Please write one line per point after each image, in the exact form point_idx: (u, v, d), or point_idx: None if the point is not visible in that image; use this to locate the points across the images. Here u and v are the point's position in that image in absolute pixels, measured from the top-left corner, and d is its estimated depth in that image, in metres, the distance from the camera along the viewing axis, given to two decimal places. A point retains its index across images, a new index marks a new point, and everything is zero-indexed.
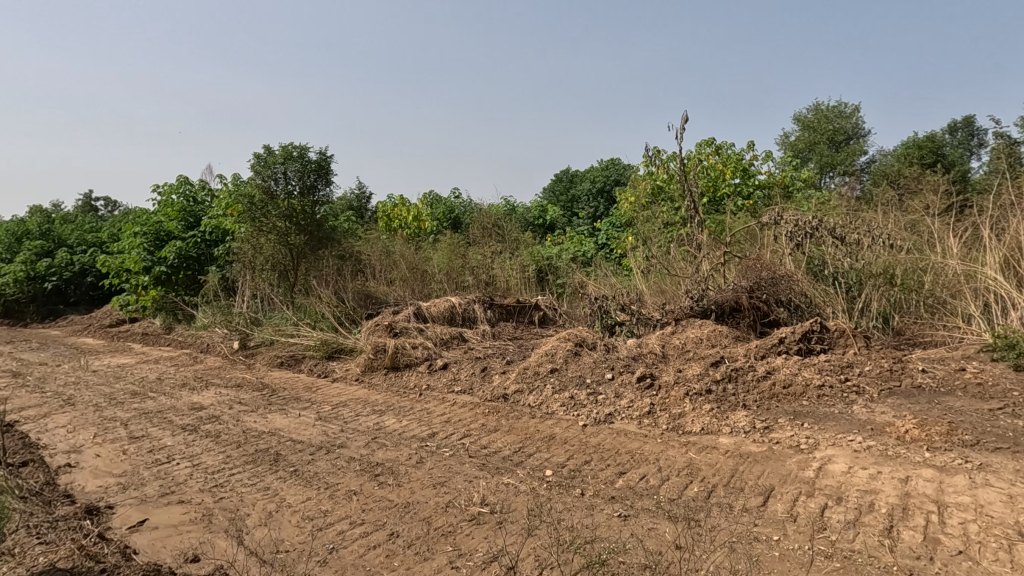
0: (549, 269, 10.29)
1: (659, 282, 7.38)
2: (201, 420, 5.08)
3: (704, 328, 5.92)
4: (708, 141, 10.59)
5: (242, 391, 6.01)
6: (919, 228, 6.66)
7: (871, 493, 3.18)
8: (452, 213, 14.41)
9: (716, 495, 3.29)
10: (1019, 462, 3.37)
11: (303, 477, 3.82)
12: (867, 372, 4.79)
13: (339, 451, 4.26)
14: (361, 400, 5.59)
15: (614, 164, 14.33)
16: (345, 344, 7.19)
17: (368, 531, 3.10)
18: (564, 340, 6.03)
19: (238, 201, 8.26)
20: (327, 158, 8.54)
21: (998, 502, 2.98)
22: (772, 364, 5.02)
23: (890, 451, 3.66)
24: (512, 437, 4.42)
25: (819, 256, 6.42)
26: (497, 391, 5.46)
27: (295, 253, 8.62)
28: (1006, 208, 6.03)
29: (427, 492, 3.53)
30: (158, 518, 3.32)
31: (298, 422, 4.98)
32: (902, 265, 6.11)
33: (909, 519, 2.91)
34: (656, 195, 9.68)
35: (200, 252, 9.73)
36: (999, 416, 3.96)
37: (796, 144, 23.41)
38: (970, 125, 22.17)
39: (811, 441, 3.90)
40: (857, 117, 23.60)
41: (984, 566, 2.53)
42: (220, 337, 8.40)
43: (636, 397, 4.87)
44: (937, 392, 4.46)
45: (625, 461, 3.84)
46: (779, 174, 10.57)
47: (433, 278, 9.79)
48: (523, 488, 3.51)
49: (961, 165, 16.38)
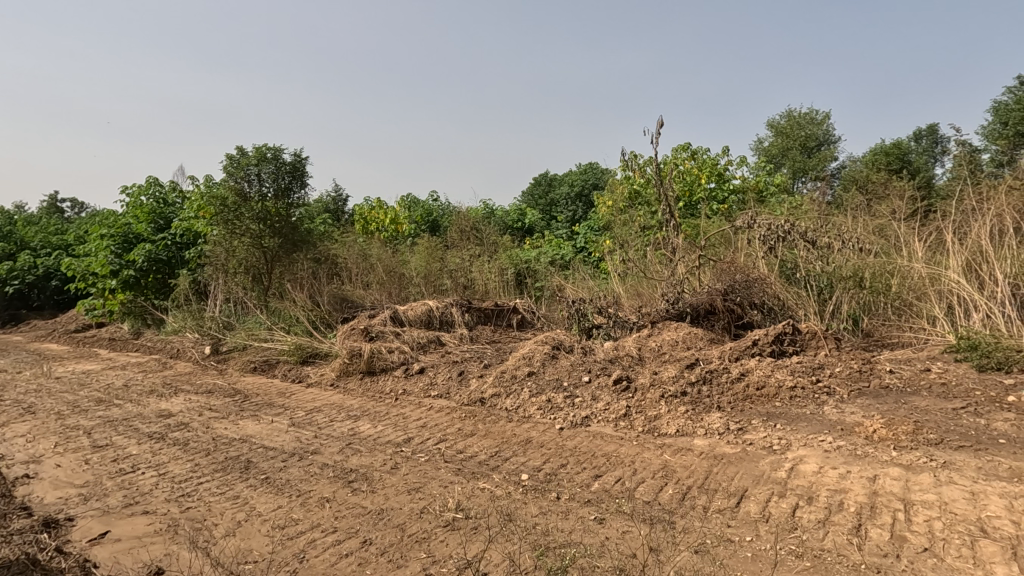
0: (528, 272, 10.26)
1: (636, 285, 7.45)
2: (169, 428, 4.94)
3: (680, 330, 5.99)
4: (684, 146, 10.76)
5: (213, 397, 5.86)
6: (886, 232, 6.83)
7: (840, 493, 3.24)
8: (430, 217, 14.41)
9: (690, 497, 3.31)
10: (981, 460, 3.46)
11: (274, 485, 3.73)
12: (838, 373, 4.90)
13: (313, 457, 4.19)
14: (337, 405, 5.50)
15: (592, 167, 14.44)
16: (320, 348, 7.06)
17: (340, 539, 3.04)
18: (542, 344, 6.04)
19: (210, 203, 8.07)
20: (302, 159, 8.43)
21: (962, 500, 3.05)
22: (746, 366, 5.09)
23: (859, 450, 3.73)
24: (489, 441, 4.39)
25: (791, 259, 6.53)
26: (474, 394, 5.43)
27: (269, 256, 8.45)
28: (968, 213, 6.22)
29: (401, 498, 3.48)
30: (120, 530, 3.21)
31: (270, 429, 4.88)
32: (871, 268, 6.20)
33: (876, 517, 2.96)
34: (633, 199, 9.81)
35: (170, 255, 9.51)
36: (963, 416, 4.06)
37: (770, 150, 23.95)
38: (934, 133, 23.08)
39: (783, 441, 3.96)
40: (828, 124, 24.30)
41: (948, 562, 2.58)
42: (191, 342, 8.19)
43: (612, 399, 4.89)
44: (904, 392, 4.57)
45: (601, 463, 3.85)
46: (753, 179, 10.76)
47: (411, 281, 9.80)
48: (498, 493, 3.49)
49: (925, 172, 17.05)
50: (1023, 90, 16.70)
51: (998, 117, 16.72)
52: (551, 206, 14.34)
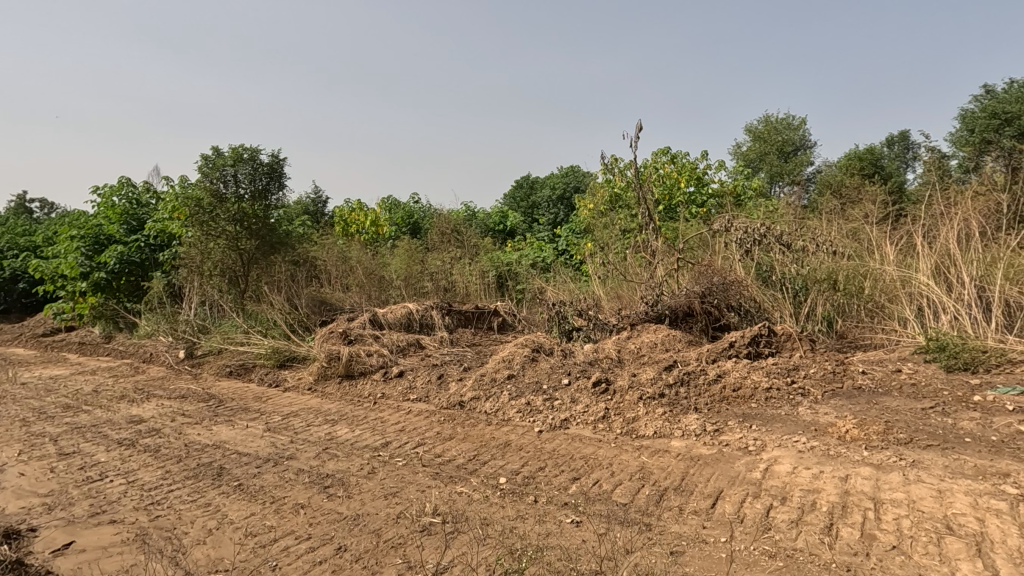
0: (509, 274, 10.26)
1: (616, 288, 7.48)
2: (140, 434, 4.82)
3: (659, 333, 6.04)
4: (664, 150, 10.88)
5: (186, 403, 5.73)
6: (859, 236, 6.97)
7: (813, 493, 3.28)
8: (411, 219, 14.34)
9: (666, 499, 3.33)
10: (948, 458, 3.54)
11: (247, 492, 3.66)
12: (812, 374, 4.98)
13: (288, 463, 4.12)
14: (314, 409, 5.43)
15: (573, 170, 14.49)
16: (297, 352, 6.98)
17: (314, 546, 3.00)
18: (522, 346, 6.04)
19: (185, 205, 7.93)
20: (280, 161, 8.33)
21: (929, 498, 3.12)
22: (723, 368, 5.15)
23: (832, 450, 3.79)
24: (468, 445, 4.37)
25: (767, 262, 6.64)
26: (453, 398, 5.39)
27: (246, 258, 8.32)
28: (937, 216, 6.38)
29: (378, 503, 3.44)
30: (86, 540, 3.13)
31: (244, 434, 4.79)
32: (845, 271, 6.34)
33: (847, 516, 3.01)
34: (613, 203, 9.87)
35: (143, 257, 9.31)
36: (931, 415, 4.15)
37: (747, 154, 24.35)
38: (906, 140, 23.76)
39: (759, 442, 4.01)
40: (804, 130, 24.82)
41: (916, 559, 2.64)
42: (165, 346, 8.02)
43: (591, 402, 4.90)
44: (875, 392, 4.67)
45: (579, 466, 3.86)
46: (731, 183, 10.91)
47: (391, 284, 9.72)
48: (476, 497, 3.47)
49: (896, 177, 17.53)
50: (988, 98, 17.29)
51: (965, 124, 17.27)
52: (532, 208, 14.33)
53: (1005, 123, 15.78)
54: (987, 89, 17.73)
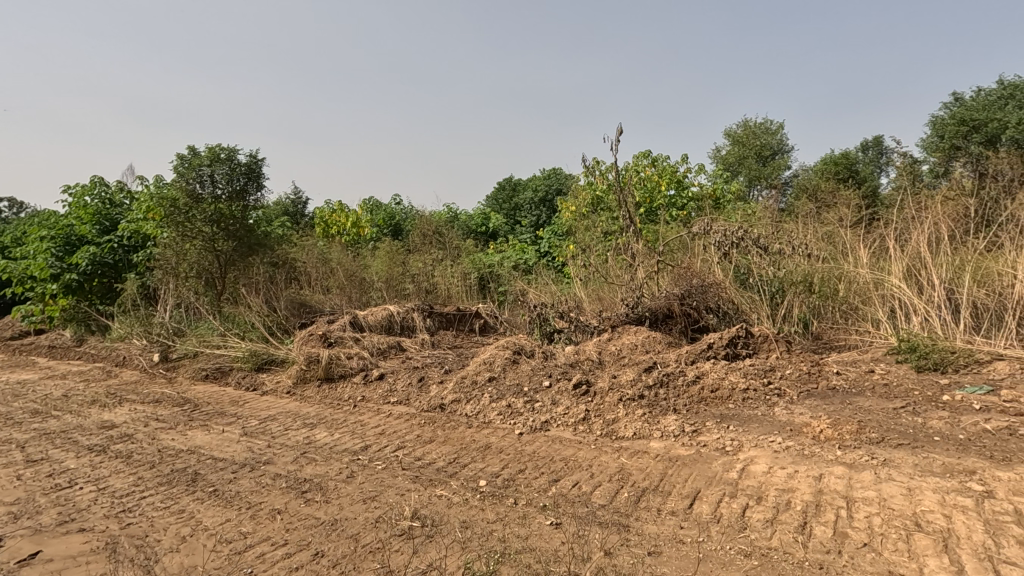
0: (491, 277, 10.24)
1: (597, 290, 7.52)
2: (111, 440, 4.70)
3: (639, 334, 6.09)
4: (645, 153, 10.98)
5: (160, 408, 5.61)
6: (834, 239, 7.10)
7: (788, 492, 3.34)
8: (392, 220, 14.25)
9: (645, 499, 3.36)
10: (918, 456, 3.63)
11: (223, 498, 3.60)
12: (788, 375, 5.07)
13: (264, 468, 4.06)
14: (292, 413, 5.35)
15: (555, 172, 14.51)
16: (276, 355, 6.90)
17: (291, 552, 2.96)
18: (503, 349, 6.03)
19: (159, 205, 7.77)
20: (258, 161, 8.23)
21: (899, 496, 3.19)
22: (701, 369, 5.21)
23: (806, 450, 3.85)
24: (448, 447, 4.35)
25: (745, 264, 6.72)
26: (434, 401, 5.37)
27: (222, 260, 8.20)
28: (908, 220, 6.54)
29: (356, 507, 3.41)
30: (54, 549, 3.04)
31: (220, 439, 4.71)
32: (819, 274, 6.49)
33: (821, 515, 3.07)
34: (595, 205, 9.92)
35: (116, 259, 9.11)
36: (902, 414, 4.25)
37: (727, 158, 24.61)
38: (880, 144, 24.34)
39: (736, 442, 4.06)
40: (782, 135, 25.29)
41: (886, 556, 2.70)
42: (138, 350, 7.82)
43: (572, 403, 4.92)
44: (849, 393, 4.76)
45: (559, 468, 3.86)
46: (711, 186, 11.05)
47: (372, 286, 9.65)
48: (455, 500, 3.46)
49: (871, 182, 17.94)
50: (957, 106, 17.82)
51: (935, 131, 17.75)
52: (514, 210, 14.32)
53: (973, 130, 16.23)
54: (956, 97, 18.25)
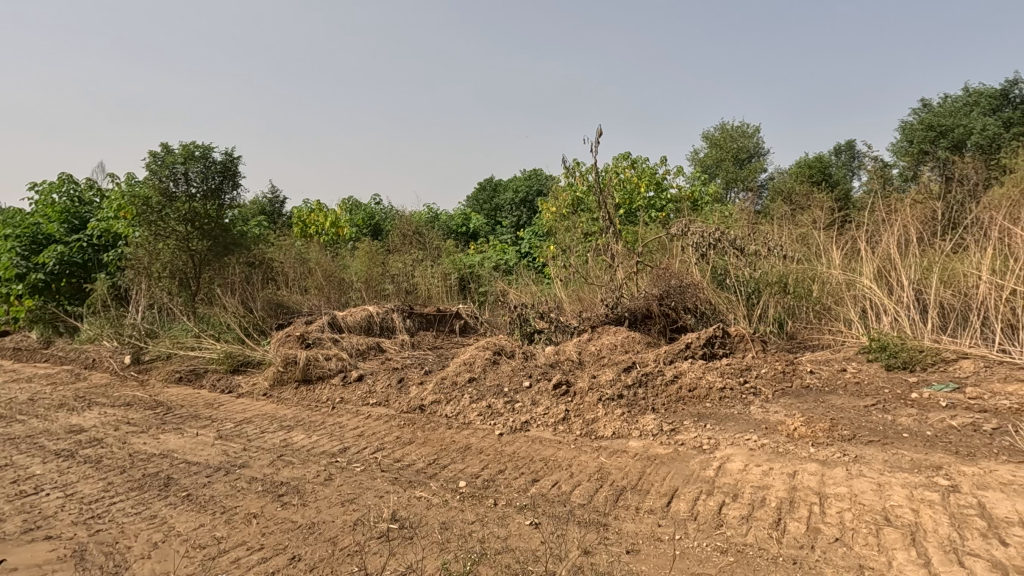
0: (471, 277, 10.22)
1: (578, 291, 7.56)
2: (80, 445, 4.57)
3: (618, 335, 6.14)
4: (625, 155, 11.07)
5: (132, 411, 5.47)
6: (808, 240, 7.25)
7: (763, 489, 3.40)
8: (372, 220, 14.14)
9: (624, 498, 3.38)
10: (888, 453, 3.73)
11: (197, 502, 3.53)
12: (763, 374, 5.16)
13: (240, 471, 3.99)
14: (269, 416, 5.27)
15: (536, 173, 14.53)
16: (252, 357, 6.78)
17: (267, 556, 2.91)
18: (483, 349, 6.03)
19: (131, 203, 7.58)
20: (234, 159, 8.08)
21: (870, 491, 3.27)
22: (679, 368, 5.27)
23: (781, 448, 3.92)
24: (427, 449, 4.33)
25: (722, 265, 6.82)
26: (414, 402, 5.34)
27: (197, 260, 8.03)
28: (878, 222, 6.71)
29: (334, 510, 3.37)
30: (18, 559, 2.95)
31: (194, 442, 4.61)
32: (794, 274, 6.63)
33: (795, 511, 3.13)
34: (575, 206, 9.98)
35: (86, 258, 8.86)
36: (873, 412, 4.36)
37: (705, 161, 24.90)
38: (852, 148, 24.93)
39: (712, 441, 4.12)
40: (758, 138, 25.73)
41: (857, 550, 2.76)
42: (109, 351, 7.61)
43: (552, 403, 4.94)
44: (822, 391, 4.86)
45: (539, 468, 3.87)
46: (689, 188, 11.19)
47: (351, 286, 9.56)
48: (435, 501, 3.45)
49: (843, 185, 18.37)
50: (925, 112, 18.34)
51: (905, 135, 18.24)
52: (495, 211, 14.32)
53: (940, 135, 16.75)
54: (924, 103, 18.79)
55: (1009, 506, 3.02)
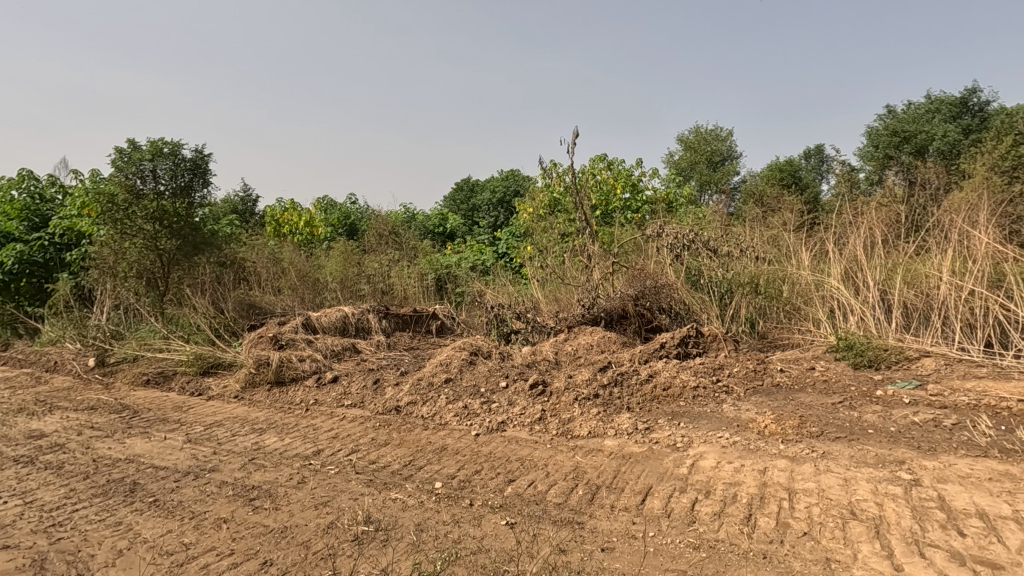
0: (448, 278, 10.18)
1: (554, 291, 7.61)
2: (40, 450, 4.42)
3: (595, 335, 6.19)
4: (601, 156, 11.16)
5: (96, 415, 5.30)
6: (778, 242, 7.41)
7: (734, 485, 3.46)
8: (347, 219, 13.98)
9: (598, 497, 3.41)
10: (854, 449, 3.84)
11: (164, 508, 3.44)
12: (735, 372, 5.25)
13: (210, 475, 3.90)
14: (240, 418, 5.17)
15: (513, 174, 14.55)
16: (223, 359, 6.62)
17: (237, 562, 2.85)
18: (460, 349, 6.02)
19: (96, 201, 7.34)
20: (204, 157, 7.89)
21: (837, 486, 3.36)
22: (654, 368, 5.34)
23: (752, 445, 4.00)
24: (403, 450, 4.30)
25: (696, 266, 6.93)
26: (389, 403, 5.29)
27: (165, 259, 7.82)
28: (846, 225, 6.90)
29: (308, 513, 3.32)
30: None
31: (162, 447, 4.49)
32: (765, 275, 6.78)
33: (765, 506, 3.20)
34: (552, 207, 10.02)
35: (47, 257, 8.56)
36: (839, 409, 4.48)
37: (679, 163, 25.27)
38: (821, 152, 25.57)
39: (685, 439, 4.18)
40: (731, 141, 26.20)
41: (824, 544, 2.84)
42: (71, 354, 7.35)
43: (528, 404, 4.95)
44: (791, 389, 4.98)
45: (515, 468, 3.88)
46: (664, 190, 11.34)
47: (326, 286, 9.43)
48: (410, 503, 3.42)
49: (813, 189, 18.84)
50: (890, 118, 18.93)
51: (871, 140, 18.78)
52: (472, 211, 14.30)
53: (904, 141, 17.27)
54: (889, 109, 19.39)
55: (967, 498, 3.14)
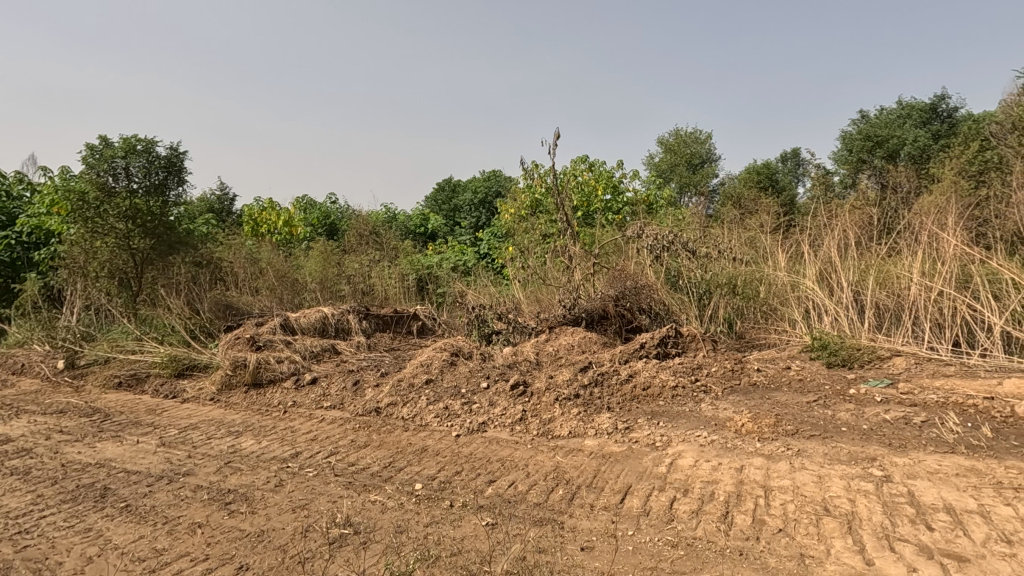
0: (429, 278, 10.13)
1: (536, 292, 7.62)
2: (6, 456, 4.28)
3: (576, 335, 6.21)
4: (583, 158, 11.22)
5: (65, 419, 5.16)
6: (756, 243, 7.53)
7: (712, 484, 3.50)
8: (327, 219, 13.84)
9: (578, 496, 3.43)
10: (828, 446, 3.92)
11: (136, 513, 3.36)
12: (714, 372, 5.32)
13: (184, 479, 3.83)
14: (216, 421, 5.07)
15: (495, 174, 14.55)
16: (198, 360, 6.50)
17: (212, 567, 2.80)
18: (440, 350, 6.00)
19: (66, 199, 7.15)
20: (179, 154, 7.74)
21: (811, 483, 3.43)
22: (634, 368, 5.39)
23: (729, 444, 4.06)
24: (382, 452, 4.26)
25: (675, 267, 7.01)
26: (369, 404, 5.25)
27: (139, 259, 7.65)
28: (821, 227, 7.03)
29: (285, 516, 3.28)
30: None
31: (134, 450, 4.39)
32: (742, 276, 6.89)
33: (741, 504, 3.25)
34: (534, 208, 10.05)
35: (14, 257, 8.31)
36: (814, 407, 4.57)
37: (659, 165, 25.54)
38: (798, 156, 26.06)
39: (664, 438, 4.23)
40: (710, 144, 26.56)
41: (798, 540, 2.89)
42: (40, 356, 7.14)
43: (509, 404, 4.94)
44: (768, 388, 5.06)
45: (495, 469, 3.87)
46: (645, 192, 11.44)
47: (305, 287, 9.32)
48: (390, 505, 3.40)
49: (789, 192, 19.21)
50: (863, 122, 19.39)
51: (845, 144, 19.19)
52: (454, 211, 14.25)
53: (877, 145, 17.67)
54: (862, 114, 19.86)
55: (935, 493, 3.23)
